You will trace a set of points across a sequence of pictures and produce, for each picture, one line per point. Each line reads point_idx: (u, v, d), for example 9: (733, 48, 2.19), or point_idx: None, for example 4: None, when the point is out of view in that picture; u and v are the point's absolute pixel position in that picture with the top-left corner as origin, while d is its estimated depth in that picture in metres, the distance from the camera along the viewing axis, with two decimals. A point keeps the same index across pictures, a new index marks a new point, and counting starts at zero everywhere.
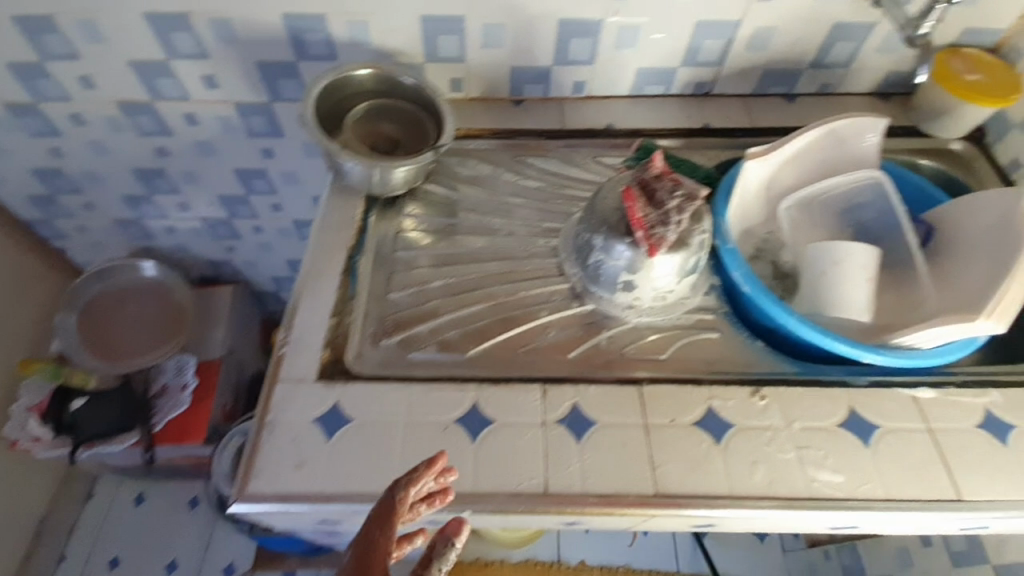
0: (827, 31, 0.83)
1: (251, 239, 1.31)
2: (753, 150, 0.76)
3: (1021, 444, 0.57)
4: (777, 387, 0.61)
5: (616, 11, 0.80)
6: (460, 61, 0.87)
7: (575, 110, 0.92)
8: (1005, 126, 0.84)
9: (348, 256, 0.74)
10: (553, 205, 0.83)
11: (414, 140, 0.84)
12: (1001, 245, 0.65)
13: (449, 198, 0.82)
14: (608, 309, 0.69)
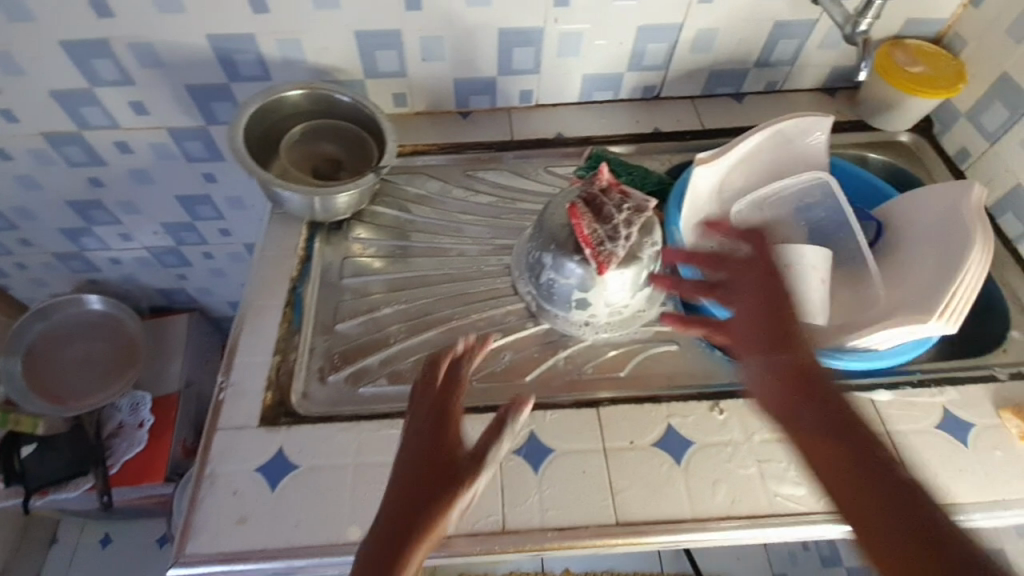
0: (769, 30, 0.82)
1: (202, 266, 1.26)
2: (702, 156, 0.75)
3: (977, 441, 0.57)
4: (737, 399, 0.60)
5: (556, 18, 0.78)
6: (401, 76, 0.84)
7: (524, 119, 0.90)
8: (952, 115, 0.83)
9: (292, 287, 0.71)
10: (506, 220, 0.81)
11: (357, 161, 0.81)
12: (949, 241, 0.65)
13: (397, 219, 0.79)
14: (563, 328, 0.67)
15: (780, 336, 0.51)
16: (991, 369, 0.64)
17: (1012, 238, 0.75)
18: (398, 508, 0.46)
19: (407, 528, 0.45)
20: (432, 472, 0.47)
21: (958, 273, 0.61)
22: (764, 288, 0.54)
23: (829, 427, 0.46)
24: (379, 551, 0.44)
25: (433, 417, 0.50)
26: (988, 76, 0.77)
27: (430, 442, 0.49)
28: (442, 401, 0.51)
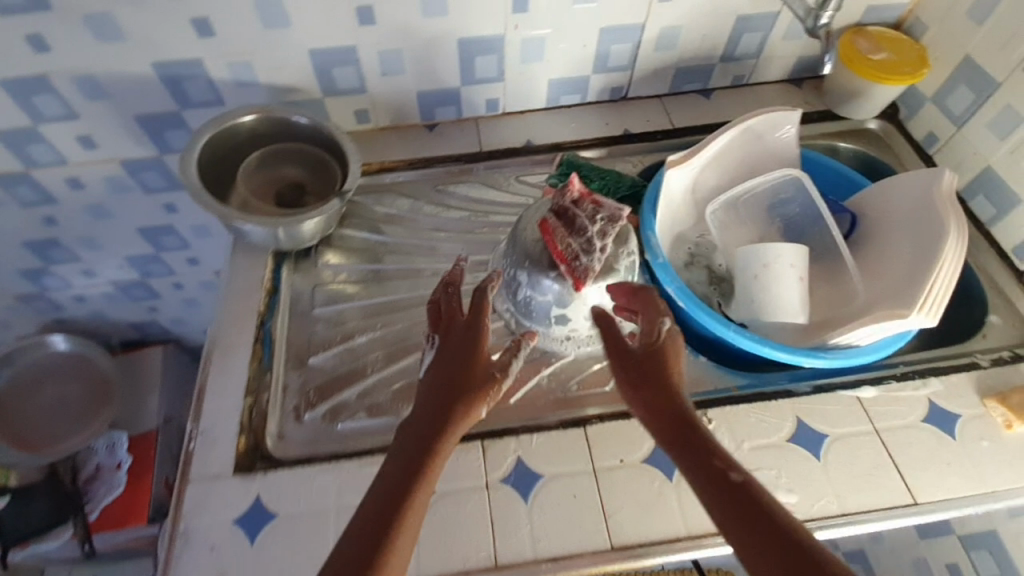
0: (732, 25, 0.81)
1: (171, 297, 1.21)
2: (672, 158, 0.74)
3: (966, 433, 0.57)
4: (723, 407, 0.59)
5: (516, 25, 0.76)
6: (361, 92, 0.82)
7: (492, 128, 0.88)
8: (919, 100, 0.83)
9: (260, 323, 0.68)
10: (480, 235, 0.79)
11: (321, 183, 0.78)
12: (923, 231, 0.65)
13: (367, 242, 0.77)
14: (545, 345, 0.65)
15: (671, 412, 0.47)
16: (971, 356, 0.64)
17: (984, 221, 0.75)
18: (424, 421, 0.47)
19: (434, 438, 0.46)
20: (460, 387, 0.49)
21: (934, 263, 0.61)
22: (650, 355, 0.50)
23: (740, 517, 0.41)
24: (404, 461, 0.45)
25: (460, 335, 0.52)
26: (951, 58, 0.76)
27: (458, 357, 0.50)
28: (469, 317, 0.53)
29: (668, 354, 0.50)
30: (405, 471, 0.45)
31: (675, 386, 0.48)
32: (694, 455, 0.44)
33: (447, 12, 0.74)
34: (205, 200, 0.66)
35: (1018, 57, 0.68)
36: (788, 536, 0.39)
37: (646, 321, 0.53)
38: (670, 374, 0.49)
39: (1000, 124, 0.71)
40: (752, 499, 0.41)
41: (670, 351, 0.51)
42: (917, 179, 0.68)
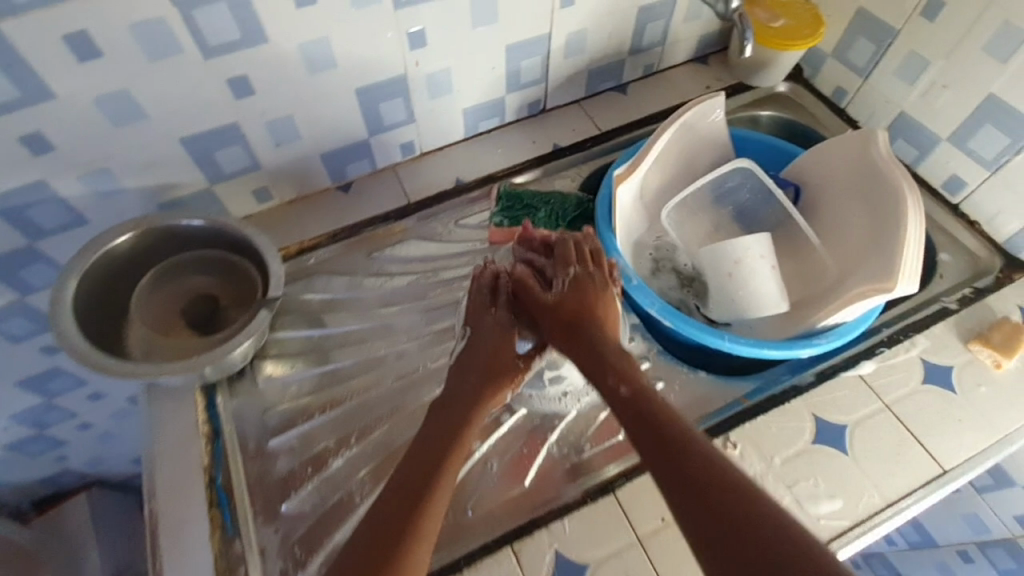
0: (636, 16, 0.78)
1: (81, 440, 1.02)
2: (618, 172, 0.70)
3: (963, 383, 0.59)
4: (744, 426, 0.58)
5: (416, 61, 0.68)
6: (255, 170, 0.70)
7: (413, 174, 0.80)
8: (821, 58, 0.83)
9: (209, 480, 0.56)
10: (433, 299, 0.71)
11: (238, 289, 0.66)
12: (874, 193, 0.65)
13: (310, 339, 0.67)
14: (543, 408, 0.61)
15: (580, 343, 0.51)
16: (939, 301, 0.65)
17: (909, 163, 0.77)
18: (460, 400, 0.53)
19: (468, 414, 0.52)
20: (493, 368, 0.54)
21: (899, 225, 0.60)
22: (565, 295, 0.54)
23: (640, 424, 0.45)
24: (438, 439, 0.50)
25: (490, 319, 0.56)
26: (844, 13, 0.78)
27: (488, 339, 0.55)
28: (502, 305, 0.57)
29: (583, 291, 0.55)
30: (434, 448, 0.49)
31: (592, 320, 0.53)
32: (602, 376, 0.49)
33: (337, 63, 0.64)
34: (102, 361, 0.54)
35: (911, 4, 0.70)
36: (679, 438, 0.43)
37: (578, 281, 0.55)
38: (586, 308, 0.53)
39: (906, 71, 0.73)
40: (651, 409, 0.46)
41: (585, 287, 0.55)
42: (850, 142, 0.68)
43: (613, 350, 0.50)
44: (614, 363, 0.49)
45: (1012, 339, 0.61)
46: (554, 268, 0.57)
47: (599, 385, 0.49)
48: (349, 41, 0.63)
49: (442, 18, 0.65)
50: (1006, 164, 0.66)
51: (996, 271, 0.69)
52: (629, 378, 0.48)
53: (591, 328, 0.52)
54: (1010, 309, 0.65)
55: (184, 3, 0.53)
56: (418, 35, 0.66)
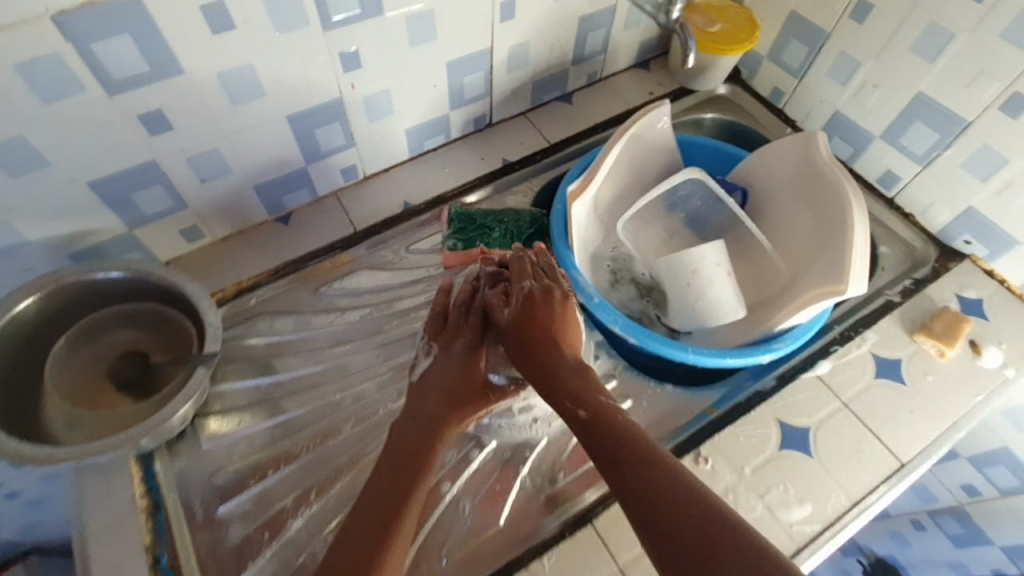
0: (576, 26, 0.76)
1: (6, 511, 0.92)
2: (571, 189, 0.69)
3: (913, 375, 0.62)
4: (713, 438, 0.58)
5: (353, 83, 0.64)
6: (181, 210, 0.65)
7: (357, 200, 0.76)
8: (756, 60, 0.85)
9: (153, 559, 0.52)
10: (389, 332, 0.68)
11: (171, 342, 0.62)
12: (818, 192, 0.66)
13: (258, 389, 0.64)
14: (513, 436, 0.60)
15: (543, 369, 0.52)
16: (884, 295, 0.68)
17: (846, 160, 0.80)
18: (424, 416, 0.53)
19: (431, 436, 0.52)
20: (454, 390, 0.55)
21: (846, 223, 0.61)
22: (522, 314, 0.56)
23: (601, 442, 0.46)
24: (403, 457, 0.50)
25: (457, 344, 0.58)
26: (777, 16, 0.79)
27: (448, 362, 0.57)
28: (465, 327, 0.58)
29: (537, 308, 0.57)
30: (402, 464, 0.50)
31: (553, 344, 0.54)
32: (562, 397, 0.50)
33: (264, 91, 0.59)
34: (21, 450, 0.50)
35: (839, 7, 0.72)
36: (638, 455, 0.44)
37: (544, 299, 0.58)
38: (544, 331, 0.55)
39: (838, 71, 0.76)
40: (610, 420, 0.46)
41: (541, 304, 0.57)
42: (792, 145, 0.69)
43: (571, 370, 0.52)
44: (577, 383, 0.50)
45: (953, 327, 0.63)
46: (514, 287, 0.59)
47: (560, 407, 0.50)
48: (275, 66, 0.58)
49: (376, 37, 0.62)
50: (935, 159, 0.69)
51: (931, 261, 0.71)
52: (588, 395, 0.49)
53: (551, 347, 0.54)
54: (948, 297, 0.68)
55: (81, 35, 0.47)
56: (351, 56, 0.62)
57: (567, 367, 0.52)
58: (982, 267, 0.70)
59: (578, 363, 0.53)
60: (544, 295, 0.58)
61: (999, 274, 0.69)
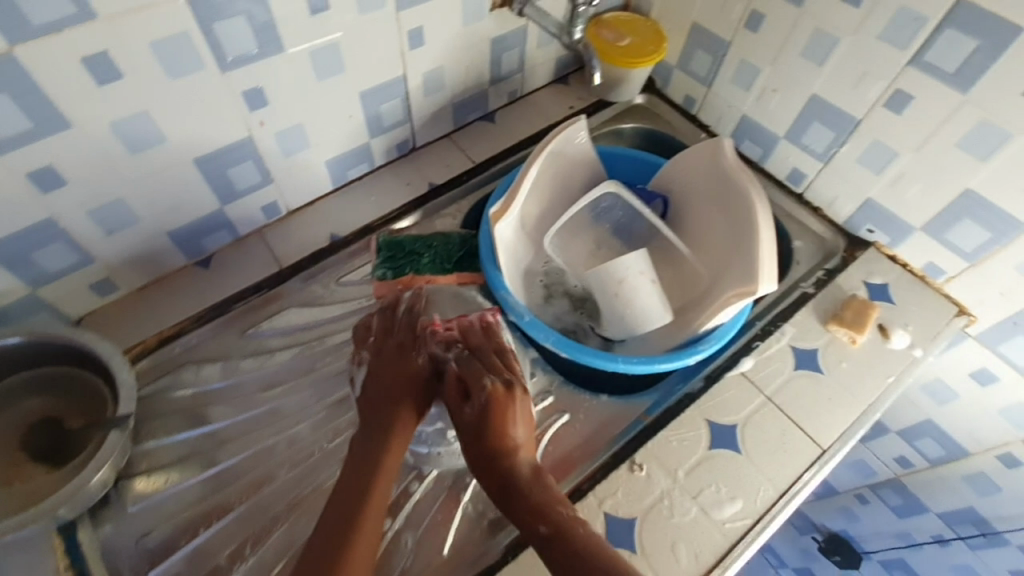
0: (489, 48, 0.77)
1: None
2: (494, 210, 0.69)
3: (829, 364, 0.65)
4: (647, 445, 0.60)
5: (261, 120, 0.63)
6: (89, 264, 0.62)
7: (281, 236, 0.74)
8: (668, 70, 0.89)
9: None
10: (323, 370, 0.67)
11: (86, 404, 0.60)
12: (728, 196, 0.69)
13: (186, 443, 0.61)
14: (453, 463, 0.60)
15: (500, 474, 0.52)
16: (799, 288, 0.72)
17: (757, 160, 0.84)
18: (371, 432, 0.54)
19: (380, 449, 0.53)
20: (394, 401, 0.56)
21: (753, 226, 0.64)
22: (482, 414, 0.54)
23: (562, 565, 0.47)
24: (355, 476, 0.52)
25: (390, 352, 0.59)
26: (681, 28, 0.83)
27: (388, 375, 0.57)
28: (399, 336, 0.60)
29: (495, 417, 0.53)
30: (354, 480, 0.51)
31: (511, 448, 0.53)
32: (521, 509, 0.51)
33: (164, 137, 0.58)
34: None
35: (735, 17, 0.75)
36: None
37: (504, 399, 0.54)
38: (502, 439, 0.53)
39: (740, 78, 0.79)
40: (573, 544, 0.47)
41: (503, 407, 0.54)
42: (703, 151, 0.71)
43: (530, 482, 0.52)
44: (535, 495, 0.51)
45: (862, 314, 0.67)
46: (470, 381, 0.56)
47: (519, 522, 0.50)
48: (173, 112, 0.56)
49: (279, 74, 0.61)
50: (834, 156, 0.73)
51: (841, 251, 0.76)
52: (549, 514, 0.50)
53: (510, 450, 0.53)
54: (857, 285, 0.72)
55: None
56: (255, 94, 0.61)
57: (525, 478, 0.52)
58: (886, 254, 0.75)
59: (535, 469, 0.53)
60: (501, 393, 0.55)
61: (901, 259, 0.74)
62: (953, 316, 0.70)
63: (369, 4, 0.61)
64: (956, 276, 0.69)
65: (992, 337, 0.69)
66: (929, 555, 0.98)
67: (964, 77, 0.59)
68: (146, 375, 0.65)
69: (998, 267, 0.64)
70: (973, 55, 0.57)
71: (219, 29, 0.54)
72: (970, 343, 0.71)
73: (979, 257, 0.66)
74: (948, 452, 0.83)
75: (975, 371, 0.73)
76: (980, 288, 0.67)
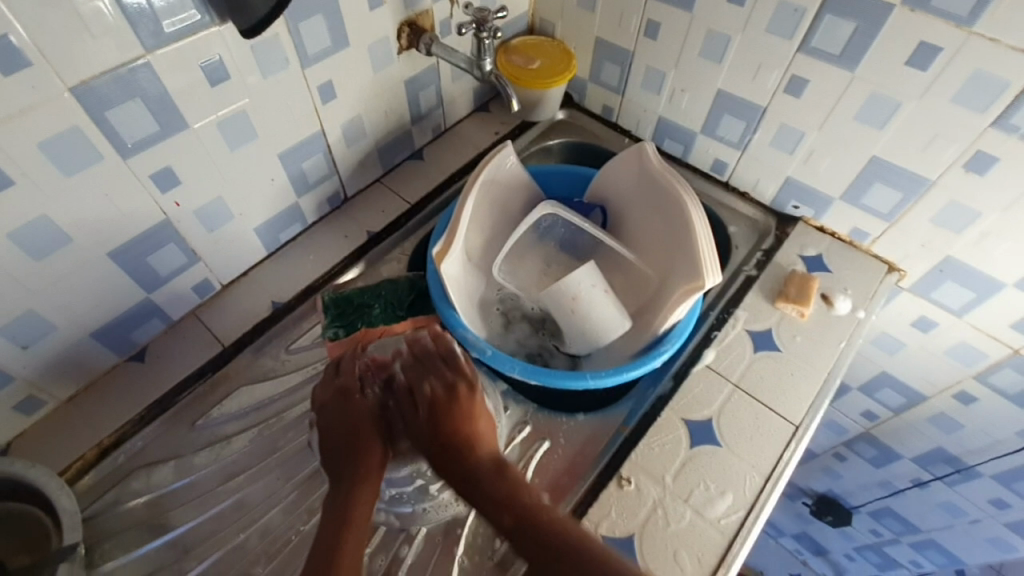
0: (404, 90, 0.77)
1: None
2: (436, 251, 0.66)
3: (784, 341, 0.68)
4: (630, 456, 0.59)
5: (175, 201, 0.60)
6: (8, 384, 0.57)
7: (218, 314, 0.70)
8: (582, 84, 0.91)
9: None
10: (287, 447, 0.63)
11: (27, 539, 0.54)
12: (660, 196, 0.70)
13: (147, 557, 0.56)
14: (441, 515, 0.58)
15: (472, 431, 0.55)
16: (742, 272, 0.75)
17: (680, 157, 0.87)
18: (342, 477, 0.53)
19: (354, 496, 0.51)
20: (357, 443, 0.55)
21: (689, 225, 0.65)
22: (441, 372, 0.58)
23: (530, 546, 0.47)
24: (332, 523, 0.49)
25: (335, 397, 0.57)
26: (587, 43, 0.86)
27: (341, 419, 0.56)
28: (344, 380, 0.58)
29: (444, 414, 0.55)
30: (330, 524, 0.49)
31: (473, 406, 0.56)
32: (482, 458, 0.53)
33: (71, 237, 0.54)
34: None
35: (633, 28, 0.79)
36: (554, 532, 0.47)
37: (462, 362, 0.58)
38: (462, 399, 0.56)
39: (649, 83, 0.82)
40: (542, 514, 0.49)
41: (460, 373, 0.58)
42: (630, 158, 0.73)
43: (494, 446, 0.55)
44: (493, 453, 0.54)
45: (804, 288, 0.70)
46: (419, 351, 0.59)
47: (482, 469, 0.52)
48: (76, 209, 0.53)
49: (187, 151, 0.58)
50: (749, 143, 0.77)
51: (773, 230, 0.79)
52: (512, 499, 0.50)
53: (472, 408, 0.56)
54: (794, 261, 0.75)
55: None
56: (166, 174, 0.58)
57: (486, 469, 0.53)
58: (814, 226, 0.79)
59: (495, 458, 0.54)
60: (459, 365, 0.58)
61: (829, 229, 0.78)
62: (884, 274, 0.74)
63: (271, 67, 0.60)
64: (879, 237, 0.73)
65: (923, 286, 0.73)
66: (913, 499, 1.03)
67: (849, 56, 0.63)
68: (92, 493, 0.59)
69: (914, 222, 0.69)
70: (853, 36, 0.61)
71: (112, 117, 0.51)
72: (904, 295, 0.76)
73: (895, 215, 0.70)
74: (908, 400, 0.87)
75: (916, 320, 0.77)
76: (902, 244, 0.72)
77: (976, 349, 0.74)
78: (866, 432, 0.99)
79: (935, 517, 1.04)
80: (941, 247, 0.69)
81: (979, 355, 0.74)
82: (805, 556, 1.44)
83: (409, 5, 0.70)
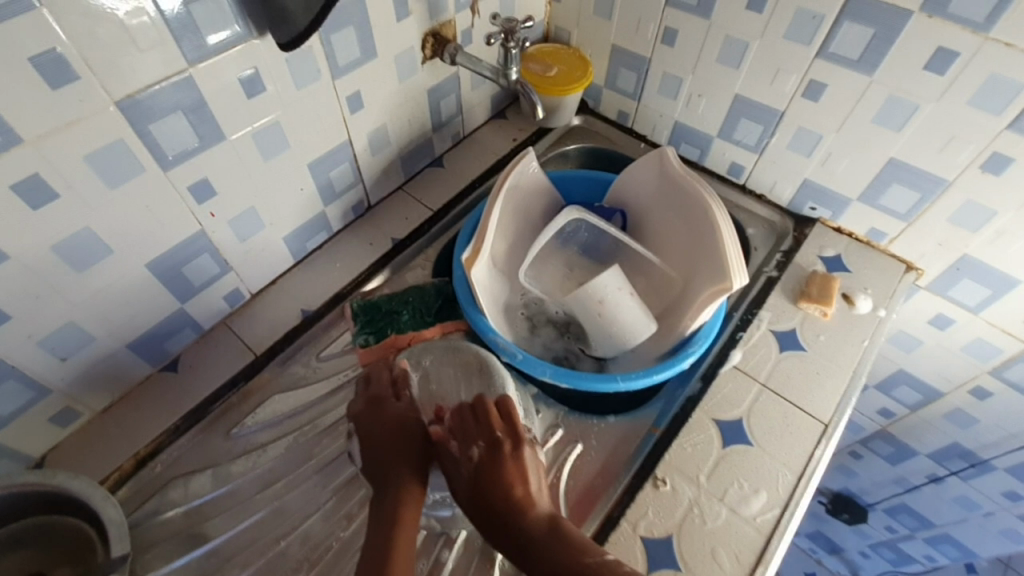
0: (427, 98, 0.79)
1: None
2: (465, 257, 0.66)
3: (808, 341, 0.69)
4: (665, 457, 0.60)
5: (210, 212, 0.61)
6: (44, 397, 0.57)
7: (249, 323, 0.71)
8: (597, 90, 0.93)
9: None
10: (322, 455, 0.64)
11: (71, 551, 0.54)
12: (682, 200, 0.71)
13: (187, 568, 0.57)
14: None
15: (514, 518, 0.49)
16: (764, 273, 0.76)
17: (696, 160, 0.88)
18: (385, 483, 0.53)
19: (399, 498, 0.52)
20: (396, 449, 0.55)
21: (714, 228, 0.66)
22: (479, 463, 0.52)
23: None
24: (380, 524, 0.50)
25: (370, 408, 0.57)
26: (602, 50, 0.87)
27: (380, 427, 0.56)
28: (375, 388, 0.59)
29: (490, 479, 0.51)
30: (379, 529, 0.50)
31: (511, 498, 0.50)
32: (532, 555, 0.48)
33: (110, 248, 0.54)
34: None
35: (650, 35, 0.80)
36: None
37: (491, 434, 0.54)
38: (498, 483, 0.51)
39: (666, 88, 0.84)
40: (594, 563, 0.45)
41: (495, 467, 0.52)
42: (650, 162, 0.74)
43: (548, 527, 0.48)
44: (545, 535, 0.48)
45: (826, 287, 0.72)
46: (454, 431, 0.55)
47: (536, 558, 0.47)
48: (117, 220, 0.53)
49: (222, 163, 0.59)
50: (766, 147, 0.79)
51: (791, 231, 0.81)
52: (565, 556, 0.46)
53: (508, 487, 0.51)
54: (814, 261, 0.77)
55: None
56: (202, 186, 0.58)
57: (540, 530, 0.49)
58: (831, 227, 0.80)
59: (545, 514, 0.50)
60: (490, 437, 0.53)
61: (846, 230, 0.79)
62: (902, 273, 0.76)
63: (303, 78, 0.61)
64: (896, 237, 0.75)
65: (941, 284, 0.75)
66: (928, 494, 1.05)
67: (868, 61, 0.64)
68: (130, 504, 0.59)
69: (932, 221, 0.70)
70: (872, 41, 0.63)
71: (154, 130, 0.52)
72: (922, 293, 0.77)
73: (912, 215, 0.71)
74: (924, 396, 0.89)
75: (933, 318, 0.79)
76: (919, 244, 0.73)
77: (992, 345, 0.75)
78: (881, 428, 1.01)
79: (949, 511, 1.05)
80: (959, 246, 0.70)
81: (994, 351, 0.76)
82: (819, 555, 1.46)
83: (433, 15, 0.71)
